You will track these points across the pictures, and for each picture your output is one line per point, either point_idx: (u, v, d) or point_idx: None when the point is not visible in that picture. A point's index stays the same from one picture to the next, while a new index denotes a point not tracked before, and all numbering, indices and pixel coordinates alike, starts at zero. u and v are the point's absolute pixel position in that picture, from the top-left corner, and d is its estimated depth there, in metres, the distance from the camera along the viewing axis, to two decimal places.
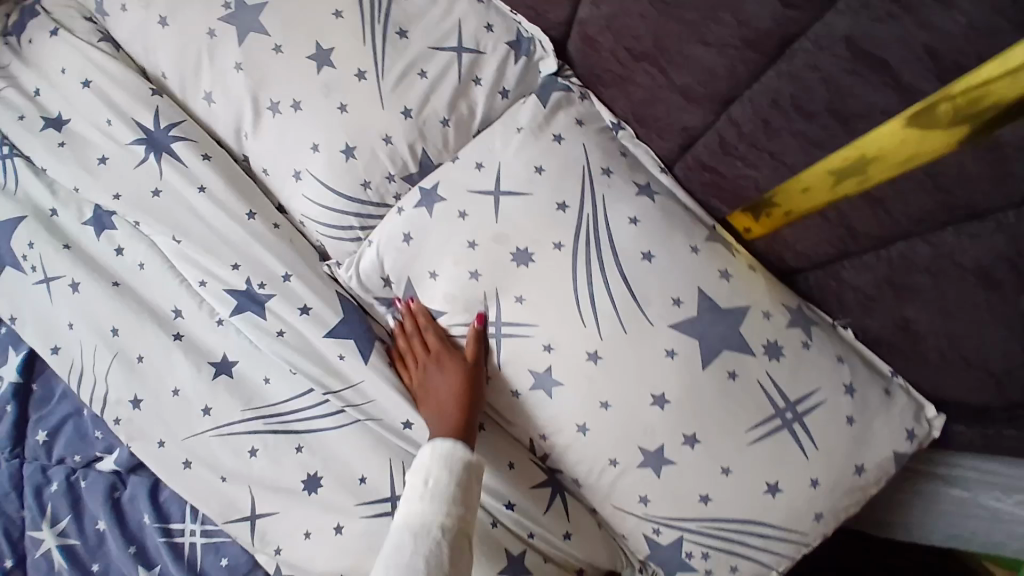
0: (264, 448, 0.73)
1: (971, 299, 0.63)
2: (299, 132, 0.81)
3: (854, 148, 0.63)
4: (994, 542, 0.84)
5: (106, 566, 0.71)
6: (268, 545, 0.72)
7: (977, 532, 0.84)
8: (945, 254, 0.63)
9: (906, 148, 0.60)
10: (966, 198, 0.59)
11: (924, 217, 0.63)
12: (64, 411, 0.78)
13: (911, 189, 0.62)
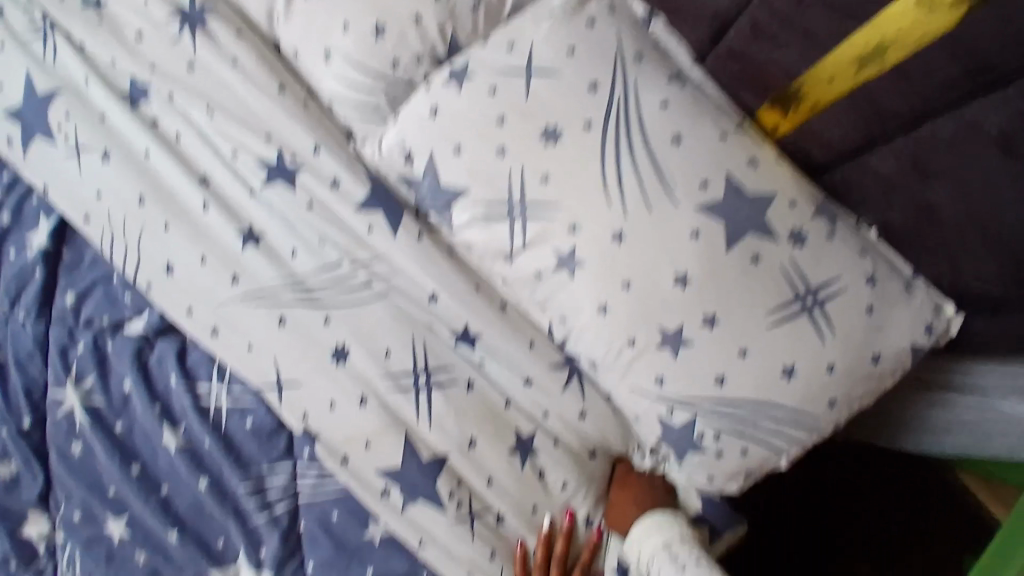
0: (293, 317, 0.75)
1: (996, 169, 0.68)
2: (328, 14, 0.80)
3: (873, 32, 0.70)
4: (1008, 449, 0.90)
5: (129, 425, 0.80)
6: (296, 410, 0.75)
7: (993, 434, 0.89)
8: (972, 126, 0.68)
9: (919, 28, 0.68)
10: (990, 62, 0.65)
11: (947, 88, 0.69)
12: (94, 275, 0.82)
13: (932, 61, 0.68)
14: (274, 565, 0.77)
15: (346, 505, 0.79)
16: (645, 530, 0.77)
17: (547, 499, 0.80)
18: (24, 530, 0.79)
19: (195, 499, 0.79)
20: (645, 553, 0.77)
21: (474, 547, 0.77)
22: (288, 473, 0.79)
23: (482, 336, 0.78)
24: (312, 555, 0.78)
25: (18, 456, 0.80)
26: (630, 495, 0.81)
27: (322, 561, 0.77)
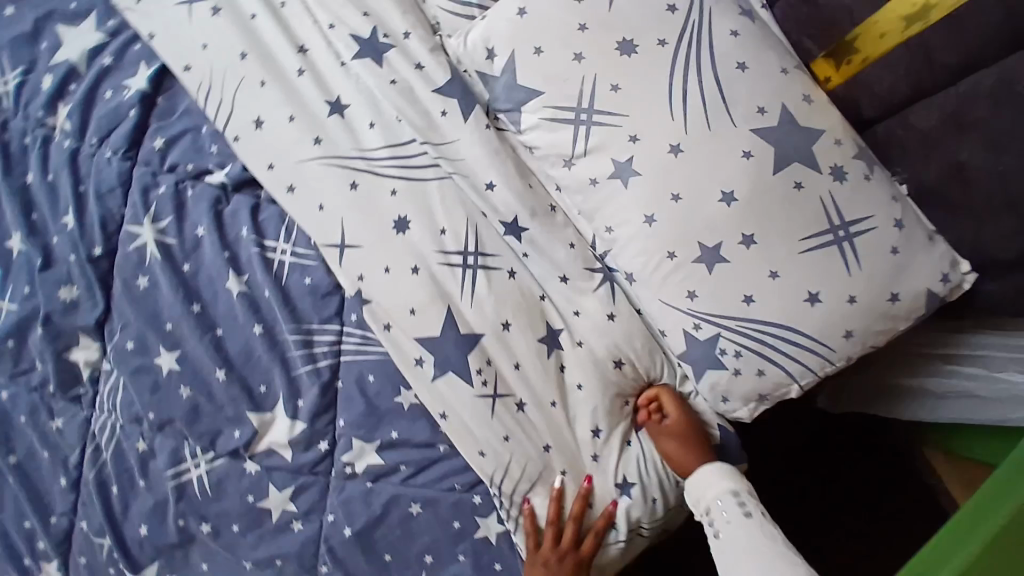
0: (364, 184, 0.82)
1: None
2: None
3: None
4: (1003, 415, 0.92)
5: (196, 268, 0.84)
6: (351, 271, 0.81)
7: (990, 396, 0.92)
8: (1006, 82, 0.75)
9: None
10: None
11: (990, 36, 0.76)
12: (184, 125, 0.89)
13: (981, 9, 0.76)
14: (309, 415, 0.83)
15: (384, 369, 0.83)
16: (714, 475, 0.80)
17: (566, 405, 0.82)
18: (69, 354, 0.85)
19: (246, 344, 0.83)
20: (711, 495, 0.80)
21: (491, 428, 0.80)
22: (335, 335, 0.84)
23: (531, 230, 0.83)
24: (344, 413, 0.83)
25: (82, 282, 0.85)
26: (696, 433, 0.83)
27: (353, 420, 0.83)
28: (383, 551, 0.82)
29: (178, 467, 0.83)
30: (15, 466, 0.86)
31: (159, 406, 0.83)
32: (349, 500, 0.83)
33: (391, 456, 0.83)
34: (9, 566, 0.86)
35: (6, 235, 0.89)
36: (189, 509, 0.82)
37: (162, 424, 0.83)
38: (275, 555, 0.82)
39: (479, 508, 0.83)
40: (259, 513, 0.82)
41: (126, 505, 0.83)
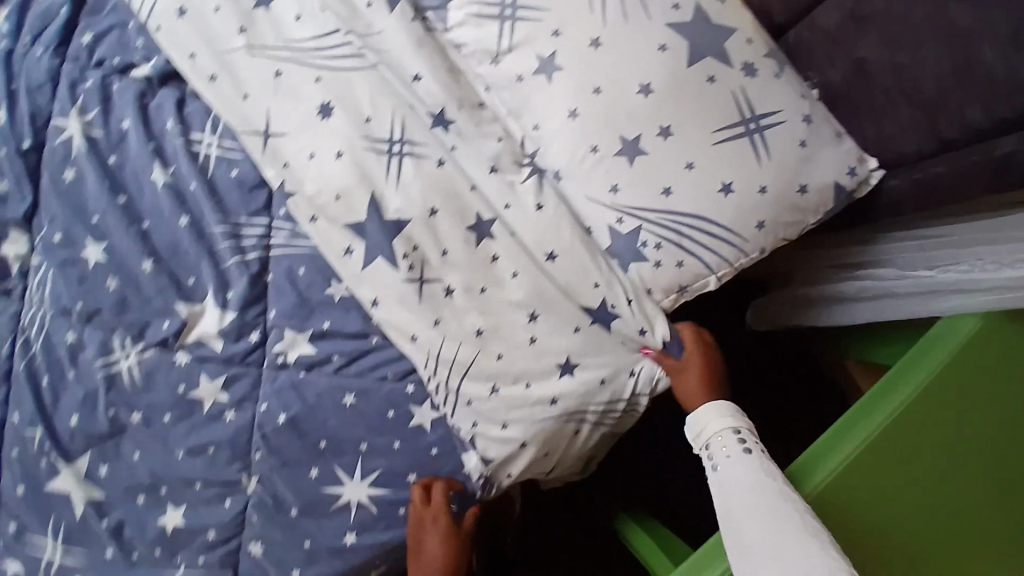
0: (289, 73, 0.84)
1: (913, 14, 0.79)
2: None
3: None
4: (908, 309, 0.95)
5: (121, 160, 0.85)
6: (278, 159, 0.84)
7: (896, 292, 0.95)
8: None
9: None
10: None
11: None
12: (111, 20, 0.90)
13: None
14: (241, 306, 0.83)
15: (316, 261, 0.85)
16: (718, 412, 0.84)
17: (494, 292, 0.84)
18: None
19: (173, 236, 0.84)
20: (717, 429, 0.83)
21: (420, 313, 0.83)
22: (264, 228, 0.85)
23: (456, 122, 0.86)
24: (276, 304, 0.85)
25: (11, 175, 0.86)
26: (711, 367, 0.88)
27: (284, 311, 0.85)
28: (316, 438, 0.84)
29: (108, 358, 0.82)
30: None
31: (88, 295, 0.83)
32: (282, 389, 0.84)
33: (326, 346, 0.85)
34: None
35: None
36: (120, 400, 0.82)
37: (91, 314, 0.83)
38: (207, 443, 0.82)
39: (412, 397, 0.86)
40: (191, 403, 0.83)
41: (57, 397, 0.83)
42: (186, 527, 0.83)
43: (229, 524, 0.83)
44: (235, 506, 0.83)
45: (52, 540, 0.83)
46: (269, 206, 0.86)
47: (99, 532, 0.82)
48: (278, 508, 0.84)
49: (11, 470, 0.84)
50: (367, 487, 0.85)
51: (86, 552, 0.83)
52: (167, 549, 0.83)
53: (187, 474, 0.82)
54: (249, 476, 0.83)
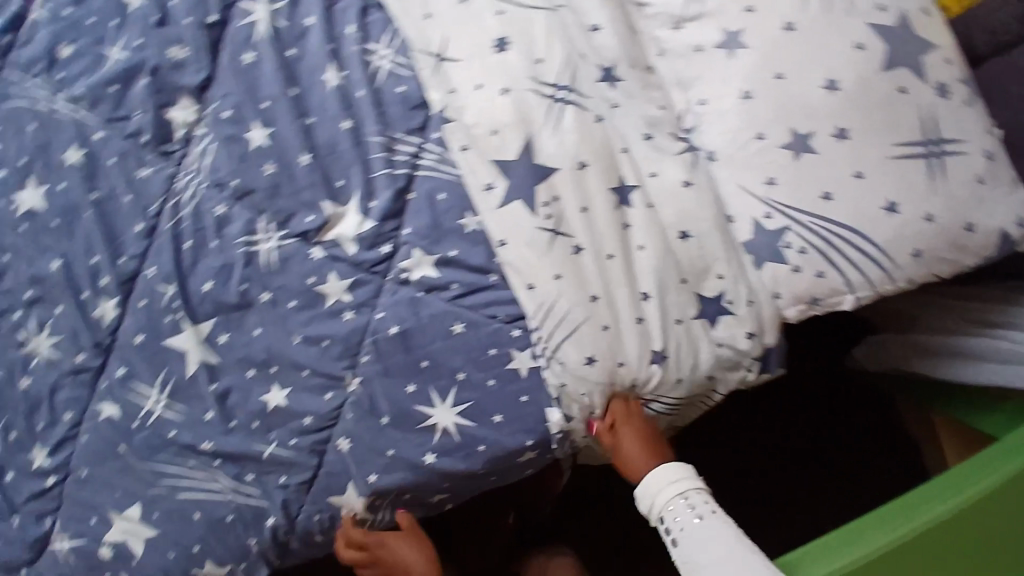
0: (473, 1, 0.85)
1: None
2: None
3: None
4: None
5: (299, 53, 0.87)
6: (444, 84, 0.85)
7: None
8: None
9: None
10: None
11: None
12: None
13: None
14: (381, 216, 0.86)
15: (457, 190, 0.86)
16: (657, 483, 0.90)
17: (624, 259, 0.83)
18: (166, 111, 0.87)
19: (332, 136, 0.86)
20: (670, 501, 0.89)
21: (545, 262, 0.83)
22: (414, 148, 0.86)
23: (625, 81, 0.84)
24: (411, 222, 0.87)
25: (191, 44, 0.87)
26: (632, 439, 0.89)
27: (418, 230, 0.87)
28: (419, 357, 0.87)
29: (251, 237, 0.87)
30: (94, 203, 0.87)
31: (245, 174, 0.87)
32: (399, 303, 0.87)
33: (447, 273, 0.87)
34: (65, 296, 0.88)
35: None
36: (253, 277, 0.87)
37: (244, 193, 0.87)
38: (323, 336, 0.87)
39: (516, 341, 0.87)
40: (316, 296, 0.87)
41: (196, 260, 0.87)
42: (285, 407, 0.87)
43: (325, 415, 0.87)
44: (333, 401, 0.87)
45: (158, 390, 0.88)
46: (424, 128, 0.86)
47: (205, 394, 0.87)
48: (369, 412, 0.87)
49: (137, 317, 0.87)
50: (455, 415, 0.88)
51: (190, 409, 0.88)
52: (263, 425, 0.88)
53: (297, 360, 0.87)
54: (350, 374, 0.87)
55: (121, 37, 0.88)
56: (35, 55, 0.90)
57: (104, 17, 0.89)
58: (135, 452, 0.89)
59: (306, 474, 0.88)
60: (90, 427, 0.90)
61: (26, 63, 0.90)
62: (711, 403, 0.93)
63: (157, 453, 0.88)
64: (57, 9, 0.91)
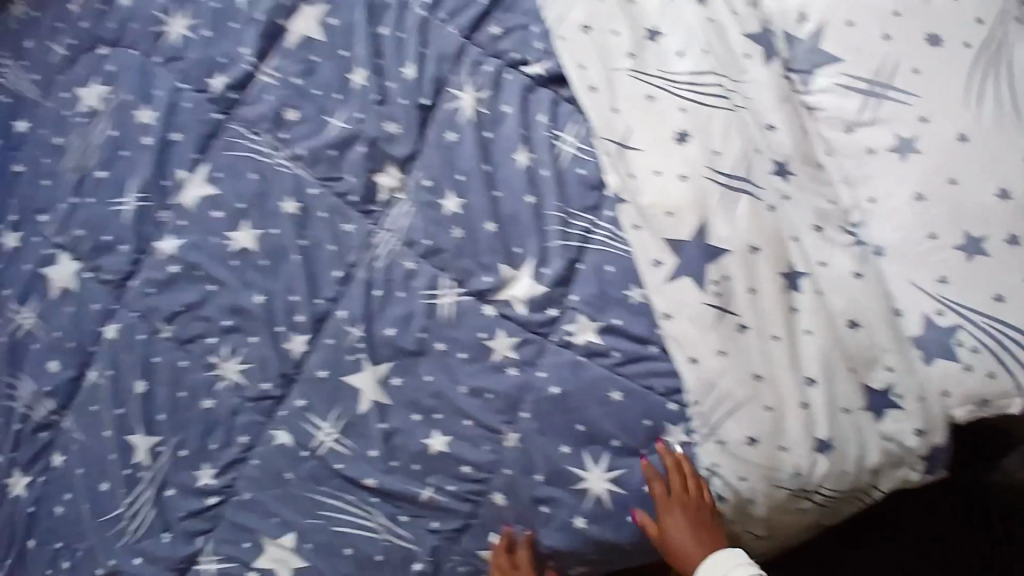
0: (655, 99, 0.92)
1: None
2: None
3: None
4: None
5: (495, 135, 0.98)
6: (624, 168, 0.92)
7: None
8: None
9: None
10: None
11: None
12: (520, 21, 1.00)
13: None
14: (553, 281, 0.94)
15: (625, 264, 0.92)
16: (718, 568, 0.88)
17: (790, 343, 0.86)
18: (375, 176, 1.00)
19: (516, 208, 0.96)
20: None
21: (709, 339, 0.87)
22: (587, 223, 0.94)
23: (796, 175, 0.90)
24: (578, 290, 0.94)
25: (404, 122, 1.00)
26: (692, 523, 0.88)
27: (585, 297, 0.93)
28: (576, 422, 0.91)
29: (433, 289, 0.97)
30: (302, 248, 1.00)
31: (436, 236, 0.97)
32: (561, 365, 0.93)
33: (608, 341, 0.92)
34: (260, 326, 0.99)
35: (350, 69, 1.03)
36: (432, 327, 0.96)
37: (432, 252, 0.98)
38: (485, 388, 0.93)
39: (672, 413, 0.90)
40: (483, 349, 0.95)
41: (384, 306, 0.98)
42: (448, 454, 0.93)
43: (483, 467, 0.93)
44: (491, 451, 0.93)
45: (332, 421, 0.97)
46: (597, 207, 0.94)
47: (374, 431, 0.96)
48: (526, 470, 0.92)
49: (324, 352, 0.98)
50: (606, 479, 0.91)
51: (356, 446, 0.96)
52: (424, 467, 0.94)
53: (461, 410, 0.94)
54: (509, 430, 0.93)
55: (342, 111, 1.02)
56: (261, 116, 1.03)
57: (326, 92, 1.03)
58: (301, 482, 0.97)
59: (459, 520, 0.94)
60: (265, 452, 0.98)
61: (252, 123, 1.04)
62: (870, 501, 0.92)
63: (324, 482, 0.96)
64: (285, 77, 1.04)
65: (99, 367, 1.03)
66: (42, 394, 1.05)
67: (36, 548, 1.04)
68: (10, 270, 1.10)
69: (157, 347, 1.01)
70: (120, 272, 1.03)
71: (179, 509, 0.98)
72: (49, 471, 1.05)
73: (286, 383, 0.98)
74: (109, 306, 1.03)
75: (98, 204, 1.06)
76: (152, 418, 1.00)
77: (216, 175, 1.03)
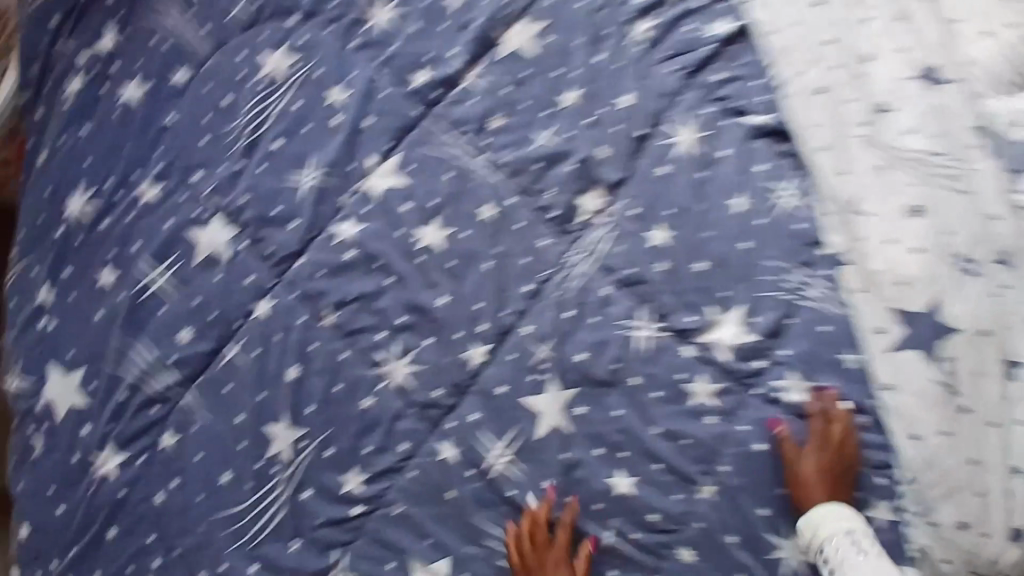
0: (886, 171, 0.96)
1: None
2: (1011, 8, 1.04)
3: None
4: None
5: (711, 175, 0.97)
6: (852, 232, 0.95)
7: None
8: None
9: None
10: None
11: None
12: (748, 71, 1.02)
13: None
14: (764, 332, 0.94)
15: (843, 326, 0.94)
16: (826, 515, 0.88)
17: (999, 428, 0.90)
18: (581, 196, 0.96)
19: (726, 251, 0.95)
20: (838, 530, 0.87)
21: (932, 418, 0.90)
22: (801, 279, 0.95)
23: (1018, 267, 0.93)
24: (790, 345, 0.94)
25: (617, 146, 0.96)
26: (823, 471, 0.89)
27: (797, 353, 0.94)
28: (778, 483, 0.91)
29: (627, 323, 0.94)
30: (495, 255, 0.96)
31: (642, 266, 0.95)
32: (768, 421, 0.92)
33: (818, 402, 0.92)
34: (439, 332, 0.94)
35: (561, 90, 0.98)
36: (631, 358, 0.94)
37: (636, 280, 0.95)
38: (683, 434, 0.92)
39: (882, 488, 0.91)
40: (682, 392, 0.93)
41: (574, 329, 0.95)
42: (635, 495, 0.92)
43: (674, 518, 0.91)
44: (682, 502, 0.92)
45: (506, 442, 0.93)
46: (809, 264, 0.95)
47: (555, 461, 0.93)
48: (719, 527, 0.91)
49: (502, 366, 0.94)
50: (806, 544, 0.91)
51: (529, 473, 0.93)
52: (606, 507, 0.93)
53: (650, 454, 0.92)
54: (704, 481, 0.92)
55: (553, 125, 0.97)
56: (467, 116, 0.98)
57: (536, 106, 0.98)
58: (465, 502, 0.92)
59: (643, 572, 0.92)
60: (424, 465, 0.93)
61: (455, 121, 0.98)
62: None
63: (491, 509, 0.93)
64: (493, 85, 0.99)
65: (247, 346, 0.94)
66: (166, 364, 0.94)
67: (122, 539, 0.93)
68: (147, 224, 0.98)
69: (317, 333, 0.94)
70: (288, 249, 0.95)
71: (317, 515, 0.93)
72: (155, 451, 0.94)
73: (452, 391, 0.94)
74: (268, 284, 0.95)
75: (270, 176, 0.97)
76: (301, 410, 0.93)
77: (409, 167, 0.98)
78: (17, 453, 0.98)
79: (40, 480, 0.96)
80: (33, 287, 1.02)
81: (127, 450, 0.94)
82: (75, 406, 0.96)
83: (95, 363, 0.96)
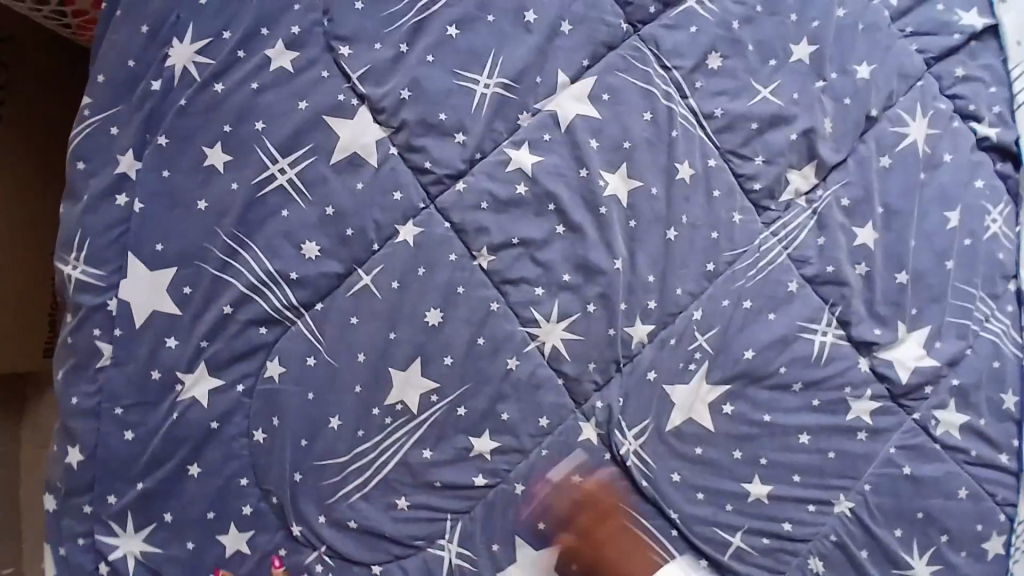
0: None
1: None
2: None
3: None
4: None
5: (929, 177, 0.93)
6: None
7: None
8: None
9: None
10: None
11: None
12: (982, 73, 0.98)
13: None
14: (944, 359, 0.89)
15: (1014, 364, 0.92)
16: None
17: None
18: (788, 173, 0.89)
19: (922, 262, 0.91)
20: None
21: None
22: (985, 312, 0.92)
23: None
24: (959, 376, 0.90)
25: (845, 123, 0.90)
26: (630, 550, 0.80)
27: (964, 384, 0.90)
28: (917, 508, 0.87)
29: (811, 325, 0.87)
30: (684, 223, 0.85)
31: (840, 265, 0.88)
32: (919, 446, 0.88)
33: (970, 438, 0.89)
34: (605, 295, 0.83)
35: (791, 41, 0.91)
36: (799, 362, 0.86)
37: (829, 280, 0.87)
38: (831, 447, 0.86)
39: (1000, 524, 0.88)
40: (841, 406, 0.87)
41: (749, 321, 0.86)
42: (770, 500, 0.84)
43: (805, 526, 0.84)
44: (816, 514, 0.85)
45: (634, 432, 0.82)
46: (999, 296, 0.93)
47: (690, 454, 0.83)
48: (853, 542, 0.85)
49: (658, 351, 0.84)
50: (926, 566, 0.86)
51: (659, 463, 0.83)
52: (736, 510, 0.84)
53: (794, 462, 0.85)
54: (844, 497, 0.85)
55: (775, 80, 0.90)
56: (679, 48, 0.88)
57: (762, 53, 0.90)
58: (593, 488, 0.81)
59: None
60: (563, 441, 0.82)
61: (667, 51, 0.88)
62: None
63: (620, 495, 0.82)
64: (724, 17, 0.90)
65: (384, 274, 0.80)
66: (282, 280, 0.79)
67: (207, 478, 0.77)
68: (273, 100, 0.81)
69: (466, 275, 0.81)
70: (450, 167, 0.82)
71: (435, 477, 0.80)
72: (258, 380, 0.78)
73: (612, 368, 0.83)
74: (418, 205, 0.81)
75: (441, 71, 0.83)
76: (435, 360, 0.80)
77: (600, 95, 0.85)
78: (73, 357, 0.78)
79: (105, 394, 0.77)
80: (112, 151, 0.81)
81: (223, 376, 0.78)
82: (160, 311, 0.78)
83: (191, 266, 0.79)
